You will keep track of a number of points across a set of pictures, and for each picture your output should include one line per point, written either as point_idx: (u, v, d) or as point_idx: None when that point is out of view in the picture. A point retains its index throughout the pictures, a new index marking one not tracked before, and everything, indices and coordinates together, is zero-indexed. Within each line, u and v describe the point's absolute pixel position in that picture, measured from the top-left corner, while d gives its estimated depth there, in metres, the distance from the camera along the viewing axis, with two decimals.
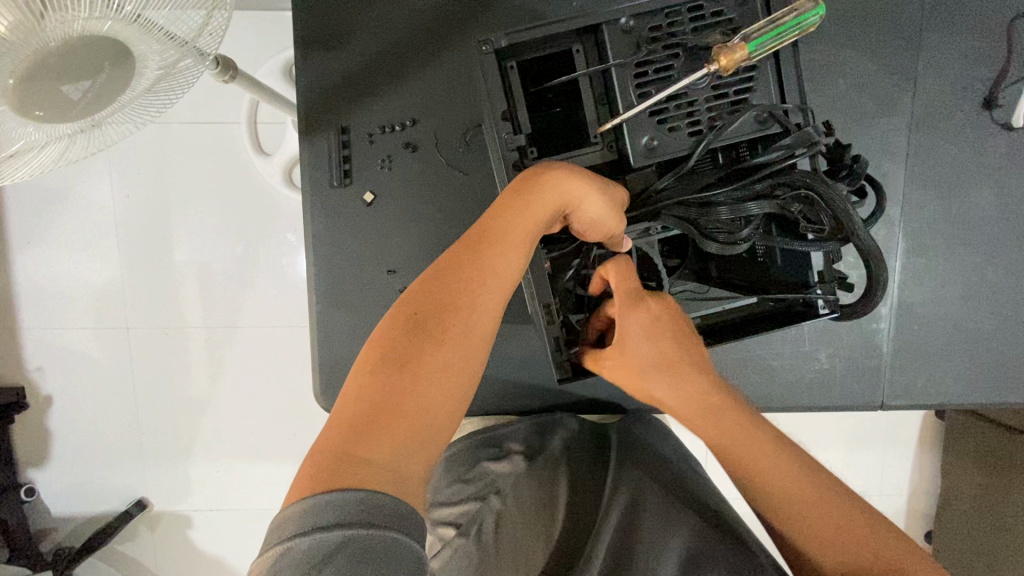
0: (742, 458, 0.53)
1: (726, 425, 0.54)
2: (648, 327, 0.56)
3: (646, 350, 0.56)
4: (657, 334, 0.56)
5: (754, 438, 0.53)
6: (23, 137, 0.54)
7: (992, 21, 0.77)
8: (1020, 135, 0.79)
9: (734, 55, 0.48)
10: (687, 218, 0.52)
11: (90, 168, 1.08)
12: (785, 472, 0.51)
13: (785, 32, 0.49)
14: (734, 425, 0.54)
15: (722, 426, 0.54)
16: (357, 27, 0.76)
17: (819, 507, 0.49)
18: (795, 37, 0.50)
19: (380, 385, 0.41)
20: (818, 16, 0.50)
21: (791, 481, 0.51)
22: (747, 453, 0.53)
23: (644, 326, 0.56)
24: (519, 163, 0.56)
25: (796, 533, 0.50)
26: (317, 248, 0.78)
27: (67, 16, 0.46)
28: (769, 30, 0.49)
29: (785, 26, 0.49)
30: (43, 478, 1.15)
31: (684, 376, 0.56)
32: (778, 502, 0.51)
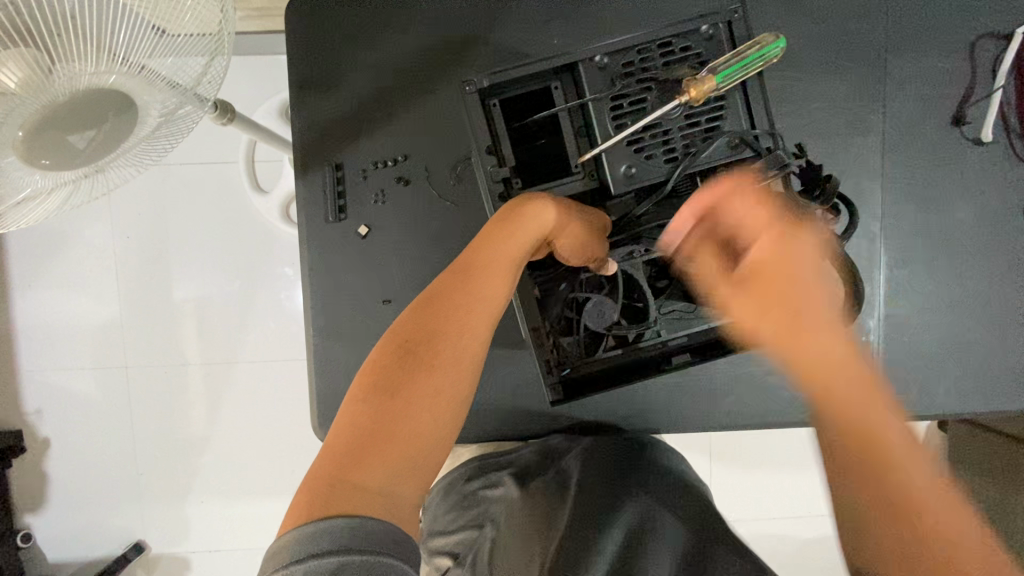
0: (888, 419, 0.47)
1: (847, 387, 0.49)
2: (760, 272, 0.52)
3: (760, 287, 0.52)
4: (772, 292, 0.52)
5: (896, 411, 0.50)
6: (30, 184, 0.56)
7: (955, 43, 0.82)
8: (990, 149, 0.82)
9: (704, 87, 0.51)
10: (668, 243, 0.58)
11: (92, 211, 1.11)
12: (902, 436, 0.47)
13: (749, 63, 0.52)
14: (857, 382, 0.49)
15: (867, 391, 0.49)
16: (349, 69, 0.80)
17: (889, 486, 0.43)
18: (760, 67, 0.53)
19: (373, 411, 0.42)
20: (779, 48, 0.53)
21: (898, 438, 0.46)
22: (875, 434, 0.46)
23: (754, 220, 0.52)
24: (504, 195, 0.58)
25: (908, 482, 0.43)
26: (313, 281, 0.80)
27: (73, 72, 0.49)
28: (734, 62, 0.53)
29: (749, 58, 0.52)
30: (40, 523, 1.14)
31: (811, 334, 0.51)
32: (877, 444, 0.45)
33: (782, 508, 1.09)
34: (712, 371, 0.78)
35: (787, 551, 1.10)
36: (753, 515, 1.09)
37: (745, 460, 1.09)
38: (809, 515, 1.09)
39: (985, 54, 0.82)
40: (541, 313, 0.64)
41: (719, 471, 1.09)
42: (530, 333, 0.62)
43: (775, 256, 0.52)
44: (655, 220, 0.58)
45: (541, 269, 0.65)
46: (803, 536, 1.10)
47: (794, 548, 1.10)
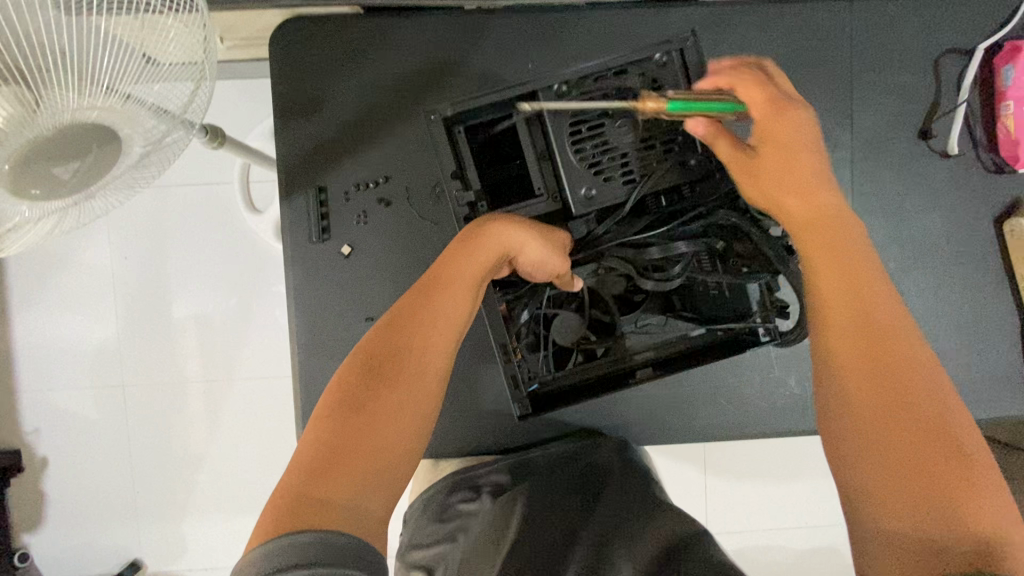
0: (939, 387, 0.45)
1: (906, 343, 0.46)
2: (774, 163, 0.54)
3: (802, 213, 0.53)
4: (813, 216, 0.52)
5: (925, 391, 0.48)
6: (19, 215, 0.59)
7: (919, 60, 0.84)
8: (957, 161, 0.84)
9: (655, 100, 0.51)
10: (627, 258, 0.62)
11: (88, 234, 1.14)
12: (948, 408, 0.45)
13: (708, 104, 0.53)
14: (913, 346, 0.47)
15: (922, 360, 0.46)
16: (330, 96, 0.83)
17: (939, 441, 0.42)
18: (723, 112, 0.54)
19: (338, 427, 0.44)
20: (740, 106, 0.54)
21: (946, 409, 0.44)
22: (931, 391, 0.44)
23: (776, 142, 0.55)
24: (469, 216, 0.64)
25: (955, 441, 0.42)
26: (299, 301, 0.82)
27: (58, 109, 0.51)
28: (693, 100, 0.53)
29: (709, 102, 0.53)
30: (36, 543, 1.15)
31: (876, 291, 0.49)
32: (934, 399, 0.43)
33: (772, 518, 1.10)
34: (690, 383, 0.80)
35: (780, 562, 1.10)
36: (744, 526, 1.10)
37: (734, 471, 1.10)
38: (800, 525, 1.10)
39: (949, 70, 0.84)
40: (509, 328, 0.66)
41: (709, 482, 1.10)
42: (499, 349, 0.64)
43: (794, 161, 0.54)
44: (614, 237, 0.62)
45: (510, 288, 0.68)
46: (795, 546, 1.10)
47: (786, 559, 1.10)
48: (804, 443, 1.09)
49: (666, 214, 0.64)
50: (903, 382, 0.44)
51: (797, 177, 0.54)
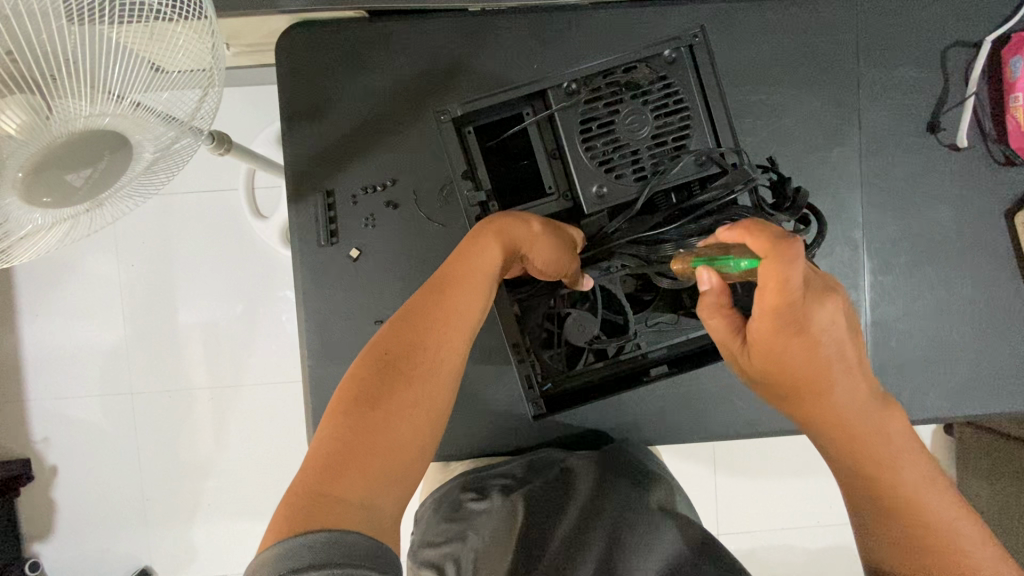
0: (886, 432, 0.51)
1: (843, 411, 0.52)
2: (766, 354, 0.51)
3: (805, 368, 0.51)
4: (783, 371, 0.52)
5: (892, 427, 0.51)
6: (31, 223, 0.59)
7: (926, 53, 0.84)
8: (966, 154, 0.84)
9: None
10: (639, 255, 0.61)
11: (96, 242, 1.14)
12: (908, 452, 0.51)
13: None
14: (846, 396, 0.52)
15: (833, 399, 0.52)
16: (338, 99, 0.83)
17: (900, 502, 0.49)
18: None
19: (352, 424, 0.44)
20: None
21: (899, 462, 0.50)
22: (873, 444, 0.51)
23: (807, 346, 0.50)
24: (481, 216, 0.64)
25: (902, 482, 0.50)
26: (307, 304, 0.82)
27: (69, 116, 0.52)
28: None
29: None
30: (48, 551, 1.15)
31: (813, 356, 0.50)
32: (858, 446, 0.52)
33: (784, 518, 1.09)
34: (701, 382, 0.79)
35: (793, 561, 1.09)
36: (756, 526, 1.09)
37: (744, 470, 1.09)
38: (812, 525, 1.09)
39: (957, 63, 0.84)
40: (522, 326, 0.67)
41: (720, 481, 1.09)
42: (511, 347, 0.65)
43: (801, 342, 0.49)
44: (626, 234, 0.62)
45: (521, 285, 0.68)
46: (808, 546, 1.09)
47: (799, 559, 1.09)
48: None
49: (679, 210, 0.62)
50: (869, 466, 0.51)
51: (808, 360, 0.50)
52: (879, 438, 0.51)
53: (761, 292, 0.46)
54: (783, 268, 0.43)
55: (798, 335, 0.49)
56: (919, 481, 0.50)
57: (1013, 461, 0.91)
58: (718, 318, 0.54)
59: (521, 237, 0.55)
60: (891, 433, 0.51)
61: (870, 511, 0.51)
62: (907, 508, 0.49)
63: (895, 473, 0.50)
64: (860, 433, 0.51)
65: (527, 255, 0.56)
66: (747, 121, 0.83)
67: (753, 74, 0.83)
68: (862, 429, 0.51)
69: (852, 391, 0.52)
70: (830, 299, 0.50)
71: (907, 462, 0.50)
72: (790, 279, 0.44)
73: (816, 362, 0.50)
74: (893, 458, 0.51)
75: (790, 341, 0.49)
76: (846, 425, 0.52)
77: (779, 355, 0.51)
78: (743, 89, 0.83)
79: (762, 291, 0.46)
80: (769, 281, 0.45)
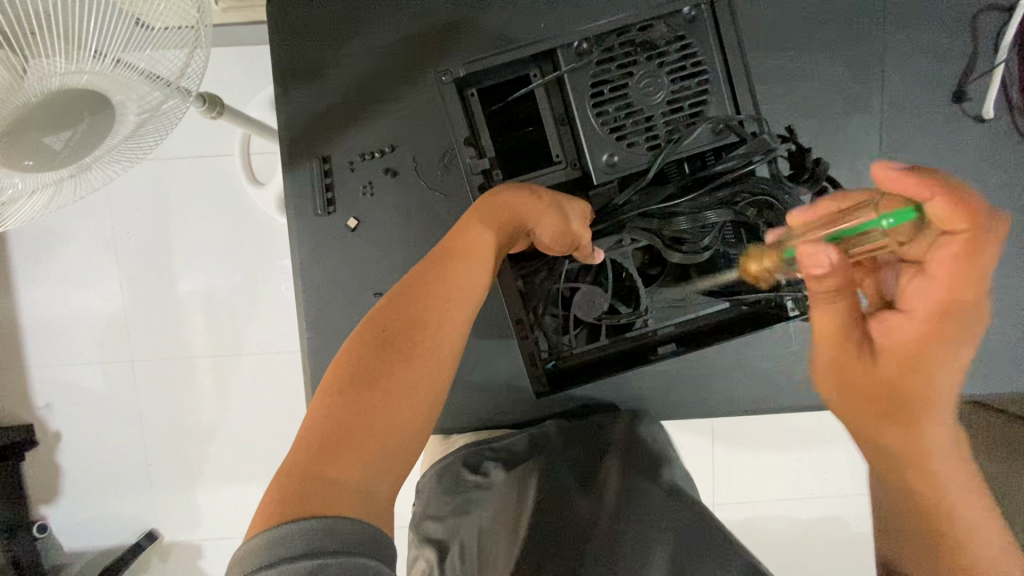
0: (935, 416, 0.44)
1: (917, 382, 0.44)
2: (899, 352, 0.44)
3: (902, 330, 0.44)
4: (922, 362, 0.43)
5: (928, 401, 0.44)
6: (12, 187, 0.56)
7: (957, 16, 0.79)
8: (992, 125, 0.80)
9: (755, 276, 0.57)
10: (652, 230, 0.58)
11: (90, 206, 1.11)
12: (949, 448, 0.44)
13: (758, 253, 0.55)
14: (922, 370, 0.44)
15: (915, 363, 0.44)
16: (333, 60, 0.79)
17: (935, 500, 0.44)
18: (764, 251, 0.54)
19: (349, 402, 0.42)
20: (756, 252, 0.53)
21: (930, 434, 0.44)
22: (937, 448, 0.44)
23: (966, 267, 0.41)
24: (484, 185, 0.62)
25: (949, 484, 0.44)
26: (305, 274, 0.80)
27: (45, 73, 0.48)
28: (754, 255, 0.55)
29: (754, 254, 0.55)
30: (55, 514, 1.17)
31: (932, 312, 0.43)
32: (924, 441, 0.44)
33: (782, 490, 1.09)
34: (707, 359, 0.77)
35: (791, 534, 1.10)
36: (753, 497, 1.09)
37: (743, 442, 1.09)
38: (809, 496, 1.09)
39: (988, 28, 0.79)
40: (525, 304, 0.65)
41: (721, 455, 1.09)
42: (514, 324, 0.64)
43: (942, 364, 0.43)
44: (637, 206, 0.59)
45: (526, 261, 0.66)
46: (803, 517, 1.09)
47: (796, 531, 1.10)
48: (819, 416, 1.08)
49: (693, 180, 0.60)
50: (917, 459, 0.44)
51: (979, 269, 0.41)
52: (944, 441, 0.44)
53: (948, 275, 0.41)
54: (986, 245, 0.39)
55: (949, 339, 0.43)
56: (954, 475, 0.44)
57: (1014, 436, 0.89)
58: (838, 304, 0.46)
59: (530, 209, 0.53)
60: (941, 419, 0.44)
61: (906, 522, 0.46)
62: (944, 523, 0.44)
63: (937, 480, 0.44)
64: (919, 427, 0.44)
65: (534, 232, 0.55)
66: (765, 88, 0.79)
67: (770, 38, 0.79)
68: (925, 424, 0.44)
69: (950, 386, 0.44)
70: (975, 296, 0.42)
71: (954, 462, 0.44)
72: (988, 256, 0.40)
73: (924, 368, 0.44)
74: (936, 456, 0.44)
75: (958, 348, 0.43)
76: (914, 429, 0.44)
77: (926, 349, 0.43)
78: (761, 53, 0.80)
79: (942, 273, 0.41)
80: (975, 247, 0.39)
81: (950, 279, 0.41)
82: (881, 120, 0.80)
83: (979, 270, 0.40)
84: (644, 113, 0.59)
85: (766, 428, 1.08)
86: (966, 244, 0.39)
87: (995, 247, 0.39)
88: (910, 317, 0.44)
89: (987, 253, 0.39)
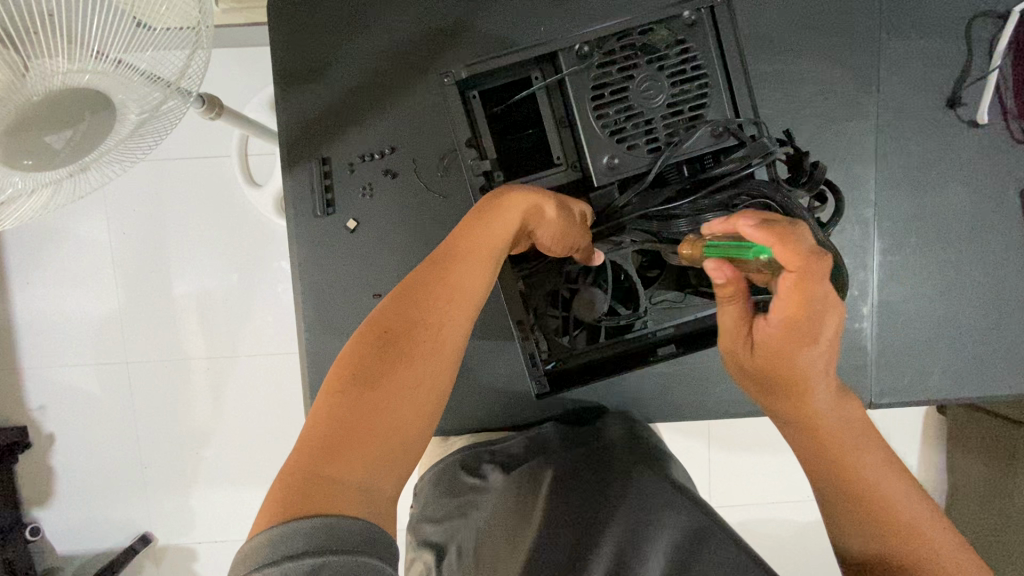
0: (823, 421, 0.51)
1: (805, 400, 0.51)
2: (769, 355, 0.50)
3: (766, 352, 0.50)
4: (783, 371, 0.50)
5: (813, 400, 0.51)
6: (11, 186, 0.56)
7: (951, 23, 0.80)
8: (986, 131, 0.81)
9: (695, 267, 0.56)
10: (651, 232, 0.60)
11: (86, 207, 1.11)
12: (859, 439, 0.51)
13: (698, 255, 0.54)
14: (814, 383, 0.50)
15: (794, 387, 0.50)
16: (333, 62, 0.79)
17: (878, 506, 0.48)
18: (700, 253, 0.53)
19: (351, 402, 0.42)
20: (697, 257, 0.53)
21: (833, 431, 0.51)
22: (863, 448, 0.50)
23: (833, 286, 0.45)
24: (485, 187, 0.62)
25: (868, 475, 0.49)
26: (304, 275, 0.80)
27: (47, 72, 0.48)
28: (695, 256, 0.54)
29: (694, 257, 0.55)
30: (48, 517, 1.16)
31: (794, 335, 0.47)
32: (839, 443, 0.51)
33: (777, 493, 1.09)
34: (705, 361, 0.78)
35: (787, 537, 1.10)
36: (749, 500, 1.10)
37: (740, 444, 1.09)
38: (805, 499, 1.09)
39: (982, 35, 0.80)
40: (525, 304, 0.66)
41: (717, 458, 1.09)
42: (515, 325, 0.64)
43: (806, 352, 0.48)
44: (637, 208, 0.60)
45: (525, 263, 0.67)
46: (799, 519, 1.10)
47: (791, 534, 1.10)
48: None
49: (692, 182, 0.60)
50: (837, 457, 0.50)
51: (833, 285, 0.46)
52: (845, 432, 0.51)
53: (782, 300, 0.45)
54: (811, 284, 0.43)
55: (806, 344, 0.47)
56: (882, 471, 0.49)
57: (1005, 438, 0.90)
58: (732, 307, 0.52)
59: (534, 208, 0.53)
60: (841, 417, 0.52)
61: (850, 522, 0.49)
62: (888, 518, 0.48)
63: (872, 480, 0.49)
64: (831, 431, 0.51)
65: (536, 229, 0.55)
66: (763, 92, 0.80)
67: (768, 43, 0.80)
68: (839, 429, 0.51)
69: (827, 396, 0.51)
70: (838, 311, 0.47)
71: (872, 463, 0.50)
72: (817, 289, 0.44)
73: (803, 372, 0.49)
74: (851, 452, 0.50)
75: (800, 350, 0.48)
76: (834, 439, 0.51)
77: (787, 353, 0.48)
78: (759, 58, 0.80)
79: (782, 299, 0.45)
80: (798, 288, 0.43)
81: (789, 319, 0.46)
82: (876, 125, 0.81)
83: (807, 311, 0.45)
84: (644, 116, 0.60)
85: (762, 431, 1.09)
86: (796, 283, 0.43)
87: (820, 284, 0.43)
88: (767, 346, 0.50)
89: (817, 290, 0.43)
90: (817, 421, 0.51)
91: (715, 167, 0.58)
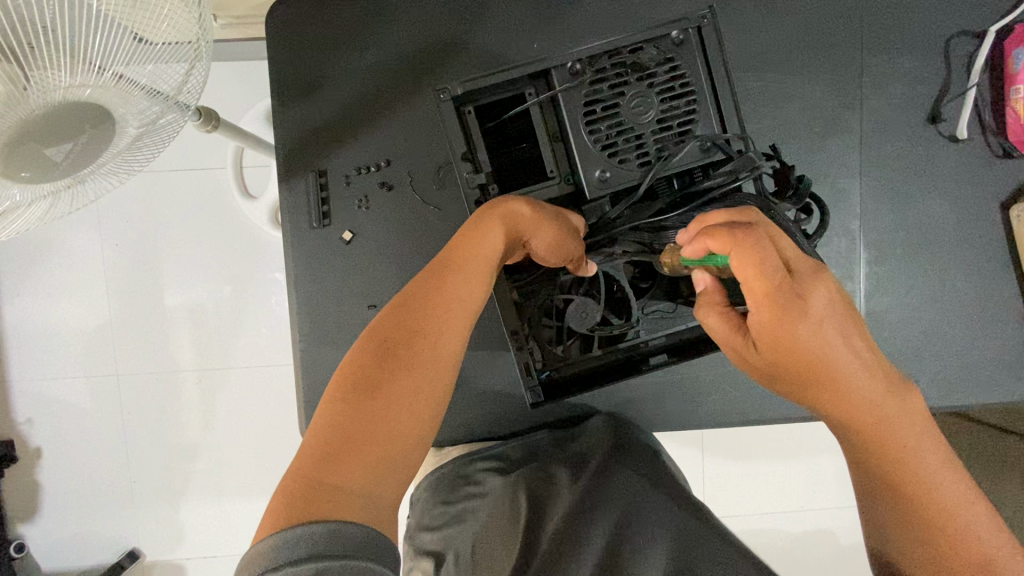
0: (862, 409, 0.46)
1: (835, 386, 0.46)
2: (772, 346, 0.46)
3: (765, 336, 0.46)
4: (791, 355, 0.46)
5: (845, 383, 0.46)
6: (9, 199, 0.56)
7: (930, 42, 0.83)
8: (966, 145, 0.83)
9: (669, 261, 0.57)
10: (644, 243, 0.62)
11: (78, 220, 1.11)
12: (908, 424, 0.46)
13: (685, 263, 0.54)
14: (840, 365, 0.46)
15: (813, 373, 0.46)
16: (330, 76, 0.80)
17: (924, 494, 0.45)
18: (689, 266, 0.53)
19: (352, 410, 0.43)
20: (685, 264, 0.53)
21: (876, 412, 0.46)
22: (906, 431, 0.46)
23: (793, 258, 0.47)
24: (480, 199, 0.63)
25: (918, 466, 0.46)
26: (299, 286, 0.81)
27: (49, 87, 0.49)
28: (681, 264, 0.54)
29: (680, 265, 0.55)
30: (34, 533, 1.14)
31: (784, 320, 0.45)
32: (873, 428, 0.46)
33: (770, 503, 1.10)
34: (697, 369, 0.79)
35: (779, 547, 1.10)
36: (743, 511, 1.10)
37: (734, 454, 1.10)
38: (798, 509, 1.10)
39: (960, 53, 0.83)
40: (520, 313, 0.67)
41: (711, 469, 1.10)
42: (509, 335, 0.66)
43: (806, 328, 0.45)
44: (627, 220, 0.62)
45: (521, 272, 0.68)
46: (793, 530, 1.10)
47: (785, 544, 1.10)
48: (804, 429, 1.09)
49: (681, 196, 0.62)
50: (879, 448, 0.46)
51: (793, 255, 0.47)
52: (891, 415, 0.46)
53: (747, 286, 0.45)
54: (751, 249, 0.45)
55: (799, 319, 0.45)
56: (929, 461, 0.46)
57: (992, 446, 0.92)
58: (716, 314, 0.50)
59: (526, 219, 0.54)
60: (886, 401, 0.46)
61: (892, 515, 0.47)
62: (933, 507, 0.45)
63: (915, 463, 0.46)
64: (872, 419, 0.46)
65: (529, 241, 0.56)
66: (750, 107, 0.82)
67: (754, 61, 0.82)
68: (881, 412, 0.46)
69: (862, 376, 0.46)
70: (816, 281, 0.46)
71: (920, 441, 0.46)
72: (769, 262, 0.45)
73: (828, 365, 0.46)
74: (900, 440, 0.46)
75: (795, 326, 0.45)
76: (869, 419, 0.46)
77: (787, 340, 0.45)
78: (745, 75, 0.83)
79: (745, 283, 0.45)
80: (746, 256, 0.44)
81: (762, 297, 0.45)
82: (859, 139, 0.83)
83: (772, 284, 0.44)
84: (636, 131, 0.62)
85: (754, 441, 1.10)
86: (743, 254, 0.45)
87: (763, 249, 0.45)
88: (764, 345, 0.47)
89: (763, 256, 0.44)
90: (851, 407, 0.46)
91: (703, 181, 0.59)
